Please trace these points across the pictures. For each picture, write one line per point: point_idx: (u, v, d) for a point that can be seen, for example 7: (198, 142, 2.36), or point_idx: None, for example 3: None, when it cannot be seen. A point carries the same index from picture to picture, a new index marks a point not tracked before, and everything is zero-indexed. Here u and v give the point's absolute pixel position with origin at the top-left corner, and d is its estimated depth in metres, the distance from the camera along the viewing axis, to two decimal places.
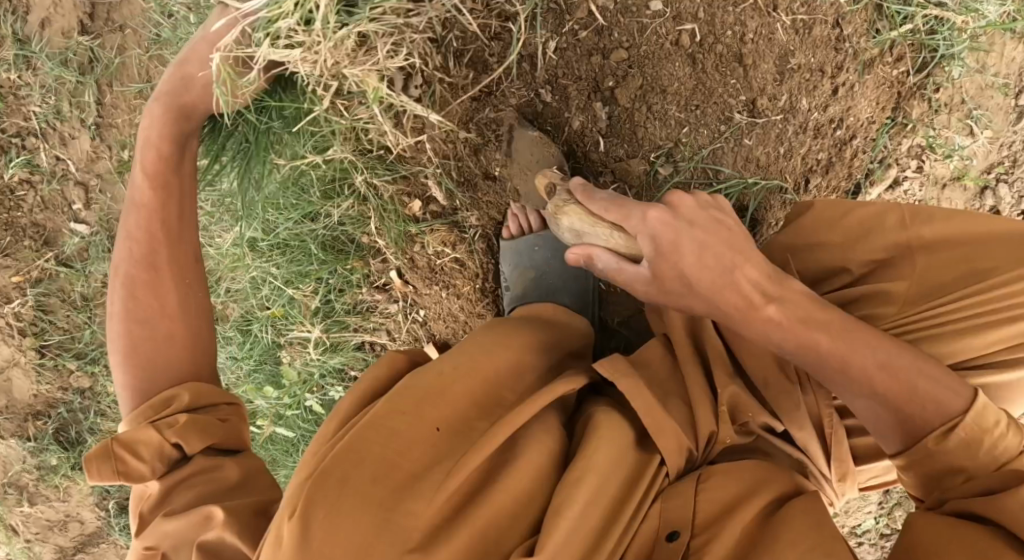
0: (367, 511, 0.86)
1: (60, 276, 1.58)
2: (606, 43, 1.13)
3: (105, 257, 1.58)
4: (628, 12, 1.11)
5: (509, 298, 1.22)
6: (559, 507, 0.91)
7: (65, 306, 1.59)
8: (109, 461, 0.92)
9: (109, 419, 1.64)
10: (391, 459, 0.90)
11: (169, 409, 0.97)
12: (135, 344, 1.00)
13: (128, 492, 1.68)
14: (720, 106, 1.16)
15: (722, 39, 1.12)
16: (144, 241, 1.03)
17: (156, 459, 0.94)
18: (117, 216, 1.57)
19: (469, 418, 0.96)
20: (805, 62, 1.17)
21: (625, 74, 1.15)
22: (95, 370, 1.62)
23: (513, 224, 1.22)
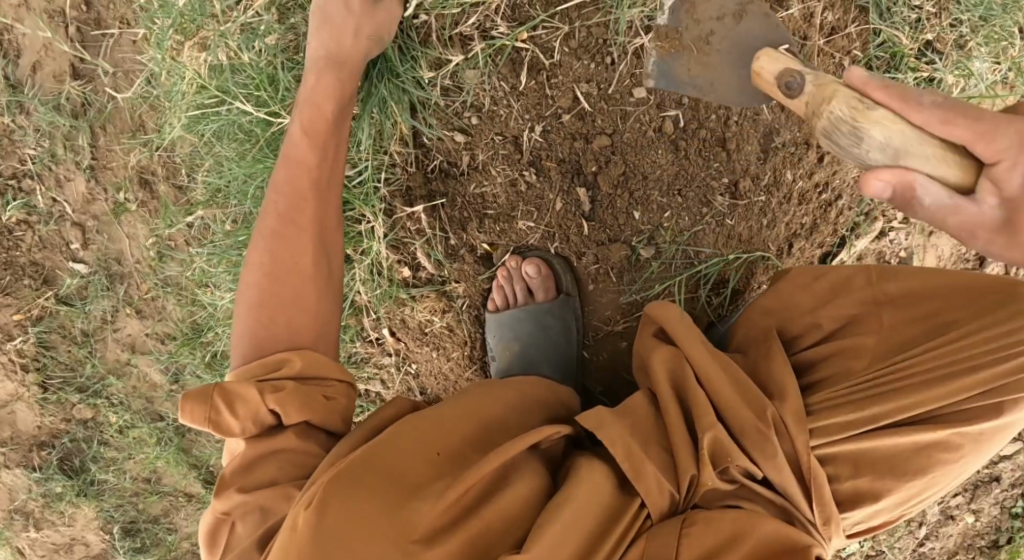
0: (380, 503, 0.91)
1: (60, 313, 1.61)
2: (589, 128, 1.20)
3: (105, 295, 1.61)
4: (613, 101, 1.18)
5: (495, 369, 1.29)
6: (550, 518, 0.95)
7: (66, 342, 1.63)
8: (206, 404, 0.97)
9: (112, 447, 1.70)
10: (403, 468, 0.95)
11: (281, 371, 1.02)
12: (258, 311, 1.06)
13: (130, 516, 1.75)
14: (701, 189, 1.21)
15: (705, 124, 1.18)
16: (286, 253, 1.08)
17: (251, 418, 0.98)
18: (114, 255, 1.60)
19: (472, 445, 1.02)
20: (791, 138, 1.20)
21: (607, 160, 1.21)
22: (97, 402, 1.67)
23: (498, 296, 1.29)
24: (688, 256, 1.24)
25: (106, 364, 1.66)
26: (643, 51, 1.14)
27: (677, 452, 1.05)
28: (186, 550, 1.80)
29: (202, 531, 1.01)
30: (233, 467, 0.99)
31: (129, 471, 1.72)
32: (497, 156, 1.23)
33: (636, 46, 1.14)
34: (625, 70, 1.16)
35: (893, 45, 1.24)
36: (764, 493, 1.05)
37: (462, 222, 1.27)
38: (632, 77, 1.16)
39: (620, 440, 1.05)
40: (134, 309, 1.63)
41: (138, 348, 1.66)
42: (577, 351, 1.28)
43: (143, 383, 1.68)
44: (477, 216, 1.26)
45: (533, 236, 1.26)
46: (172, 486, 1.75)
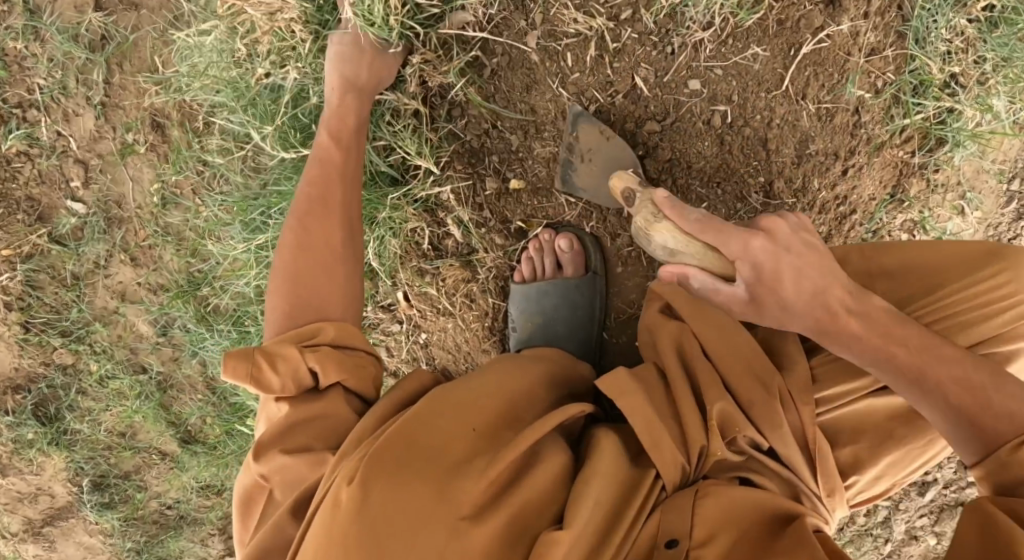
0: (423, 481, 0.90)
1: (51, 253, 1.56)
2: (641, 113, 1.25)
3: (100, 239, 1.56)
4: (667, 89, 1.23)
5: (515, 339, 1.31)
6: (579, 500, 0.94)
7: (54, 283, 1.57)
8: (248, 362, 1.01)
9: (89, 397, 1.65)
10: (440, 444, 0.94)
11: (315, 339, 1.06)
12: (298, 285, 1.10)
13: (101, 470, 1.70)
14: (739, 185, 1.26)
15: (750, 122, 1.23)
16: (320, 217, 1.14)
17: (291, 376, 1.02)
18: (115, 198, 1.55)
19: (501, 423, 1.00)
20: (822, 147, 1.24)
21: (655, 146, 1.27)
22: (79, 348, 1.61)
23: (527, 267, 1.32)
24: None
25: (93, 311, 1.60)
26: (703, 45, 1.20)
27: (690, 424, 1.02)
28: (153, 510, 1.75)
29: (238, 496, 1.04)
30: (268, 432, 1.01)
31: (104, 424, 1.67)
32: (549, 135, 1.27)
33: (697, 39, 1.20)
34: (684, 61, 1.21)
35: (924, 72, 1.26)
36: (772, 465, 1.04)
37: (503, 192, 1.31)
38: (689, 69, 1.22)
39: (636, 413, 1.03)
40: (129, 256, 1.58)
41: (129, 296, 1.61)
42: (599, 330, 1.30)
43: (130, 333, 1.63)
44: (515, 189, 1.31)
45: (570, 212, 1.31)
46: (147, 443, 1.70)
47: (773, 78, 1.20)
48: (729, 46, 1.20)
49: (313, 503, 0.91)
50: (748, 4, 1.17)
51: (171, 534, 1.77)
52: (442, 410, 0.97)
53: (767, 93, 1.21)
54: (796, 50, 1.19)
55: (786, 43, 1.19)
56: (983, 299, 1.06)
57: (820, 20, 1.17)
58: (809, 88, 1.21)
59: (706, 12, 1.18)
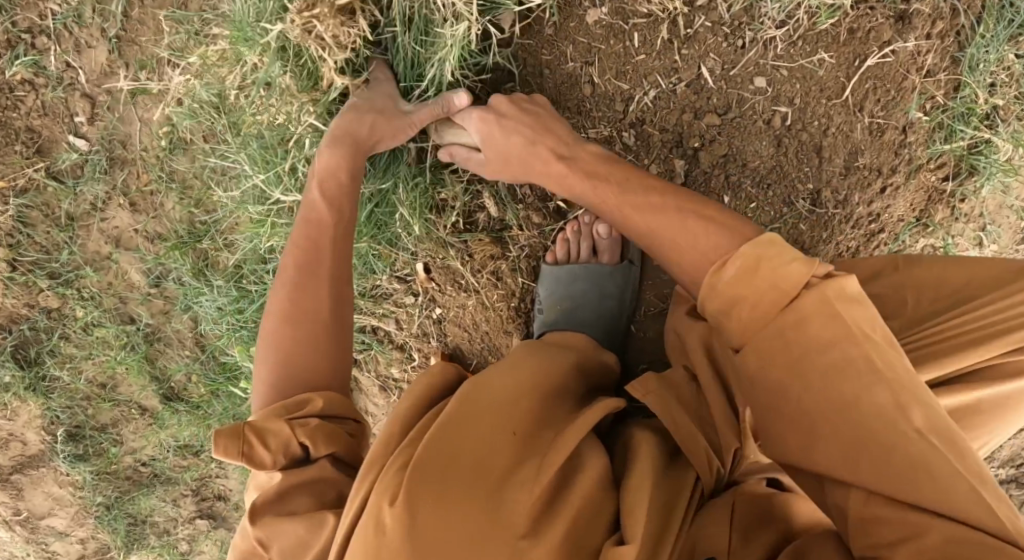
0: (473, 495, 0.86)
1: (47, 189, 1.48)
2: (701, 104, 1.21)
3: (100, 179, 1.48)
4: (733, 83, 1.19)
5: (539, 322, 1.28)
6: (632, 503, 0.91)
7: (47, 222, 1.50)
8: (240, 441, 0.94)
9: (73, 343, 1.58)
10: (481, 453, 0.90)
11: (305, 409, 1.00)
12: (284, 354, 1.05)
13: (78, 420, 1.63)
14: (788, 191, 1.23)
15: (808, 128, 1.20)
16: (309, 280, 1.09)
17: (284, 450, 0.96)
18: (120, 138, 1.47)
19: (539, 425, 0.96)
20: (869, 161, 1.21)
21: (711, 139, 1.22)
22: (66, 292, 1.54)
23: (561, 249, 1.29)
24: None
25: (85, 255, 1.53)
26: (774, 44, 1.17)
27: (724, 432, 1.01)
28: (127, 466, 1.69)
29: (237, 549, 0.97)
30: (265, 498, 0.95)
31: (85, 373, 1.60)
32: (599, 121, 1.23)
33: (768, 36, 1.16)
34: (753, 58, 1.18)
35: (972, 101, 1.22)
36: (792, 468, 1.06)
37: None
38: (757, 66, 1.18)
39: (674, 419, 1.04)
40: (128, 200, 1.50)
41: (123, 243, 1.53)
42: (625, 321, 1.28)
43: (121, 281, 1.55)
44: None
45: None
46: (127, 396, 1.63)
47: (835, 85, 1.18)
48: (798, 48, 1.17)
49: (354, 523, 0.87)
50: (828, 7, 1.14)
51: (143, 492, 1.71)
52: (478, 414, 0.93)
53: (828, 99, 1.18)
54: (861, 62, 1.16)
55: (853, 53, 1.16)
56: (1000, 307, 0.99)
57: (888, 35, 1.15)
58: (866, 102, 1.18)
59: (781, 8, 1.14)
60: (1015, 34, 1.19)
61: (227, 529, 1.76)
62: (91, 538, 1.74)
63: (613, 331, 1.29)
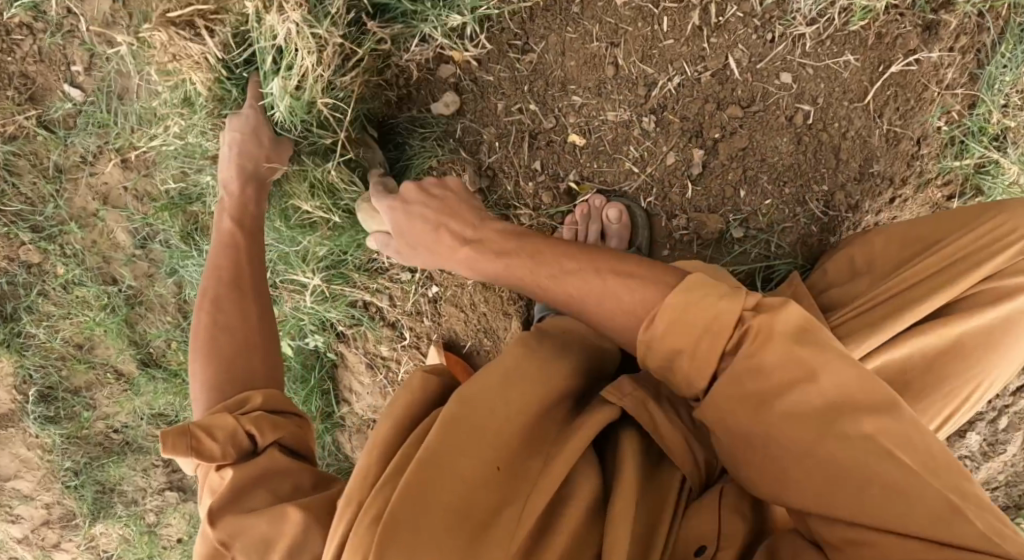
0: (449, 553, 0.79)
1: (37, 138, 1.43)
2: (726, 95, 1.20)
3: (93, 131, 1.43)
4: (759, 77, 1.19)
5: (541, 304, 1.26)
6: (613, 543, 0.85)
7: (35, 172, 1.44)
8: (188, 436, 0.91)
9: (51, 301, 1.52)
10: (460, 500, 0.83)
11: (249, 404, 0.98)
12: (219, 359, 1.03)
13: (51, 381, 1.57)
14: (802, 189, 1.22)
15: (828, 128, 1.19)
16: (237, 300, 1.10)
17: (230, 439, 0.93)
18: (118, 90, 1.42)
19: (523, 455, 0.89)
20: (884, 170, 1.21)
21: (732, 131, 1.21)
22: (48, 248, 1.48)
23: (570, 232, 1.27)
24: (765, 249, 1.25)
25: (71, 210, 1.48)
26: (803, 41, 1.17)
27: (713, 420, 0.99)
28: (98, 432, 1.63)
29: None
30: (219, 498, 0.88)
31: (62, 332, 1.54)
32: (621, 105, 1.23)
33: (798, 33, 1.17)
34: (780, 53, 1.18)
35: (985, 119, 1.20)
36: None
37: (559, 149, 1.26)
38: (783, 61, 1.18)
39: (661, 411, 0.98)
40: (119, 156, 1.45)
41: (112, 200, 1.48)
42: None
43: (106, 241, 1.50)
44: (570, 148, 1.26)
45: (629, 183, 1.26)
46: (103, 360, 1.58)
47: (858, 89, 1.18)
48: (825, 48, 1.17)
49: None
50: (862, 8, 1.15)
51: (113, 459, 1.65)
52: (455, 454, 0.84)
53: (850, 101, 1.18)
54: (885, 68, 1.17)
55: (878, 59, 1.17)
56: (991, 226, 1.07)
57: (915, 43, 1.16)
58: (886, 108, 1.19)
59: (815, 6, 1.15)
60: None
61: (197, 503, 1.71)
62: (56, 505, 1.68)
63: None
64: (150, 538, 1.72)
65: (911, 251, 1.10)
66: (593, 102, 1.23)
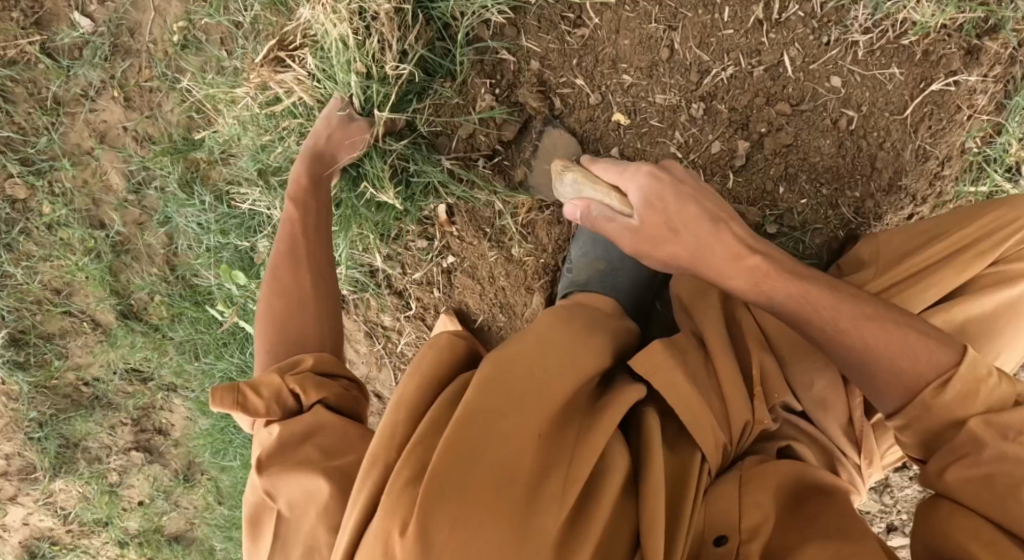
0: (498, 519, 0.72)
1: (38, 66, 1.35)
2: (776, 92, 1.21)
3: (99, 65, 1.35)
4: (811, 77, 1.20)
5: (568, 280, 1.23)
6: (652, 522, 0.80)
7: (31, 101, 1.37)
8: (235, 390, 0.91)
9: (33, 241, 1.43)
10: (505, 460, 0.76)
11: (299, 367, 0.97)
12: (275, 321, 1.04)
13: (24, 325, 1.49)
14: (836, 192, 1.23)
15: (869, 136, 1.20)
16: (288, 263, 1.08)
17: (276, 399, 0.92)
18: (129, 25, 1.34)
19: (565, 420, 0.82)
20: (913, 186, 1.22)
21: (779, 127, 1.21)
22: (36, 184, 1.40)
23: None
24: (795, 249, 1.26)
25: (64, 146, 1.39)
26: (855, 48, 1.18)
27: (732, 400, 0.94)
28: (68, 383, 1.54)
29: (245, 515, 0.89)
30: (267, 451, 0.88)
31: (41, 275, 1.45)
32: (670, 89, 1.22)
33: (851, 40, 1.18)
34: (834, 56, 1.19)
35: (1005, 148, 1.20)
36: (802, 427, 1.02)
37: (591, 128, 1.26)
38: (835, 65, 1.19)
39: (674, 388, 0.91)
40: (123, 94, 1.37)
41: (109, 140, 1.40)
42: (654, 296, 1.23)
43: (98, 182, 1.41)
44: (602, 125, 1.25)
45: None
46: (81, 308, 1.49)
47: (900, 102, 1.19)
48: (875, 57, 1.18)
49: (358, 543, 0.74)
50: (915, 25, 1.16)
51: (81, 413, 1.56)
52: (499, 413, 0.78)
53: (892, 112, 1.19)
54: (926, 85, 1.18)
55: (921, 75, 1.18)
56: (1004, 220, 1.02)
57: (957, 65, 1.17)
58: (923, 123, 1.20)
59: (871, 16, 1.17)
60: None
61: (163, 466, 1.63)
62: (16, 455, 1.60)
63: (641, 306, 1.22)
64: (111, 498, 1.64)
65: (914, 243, 1.05)
66: (636, 82, 1.23)
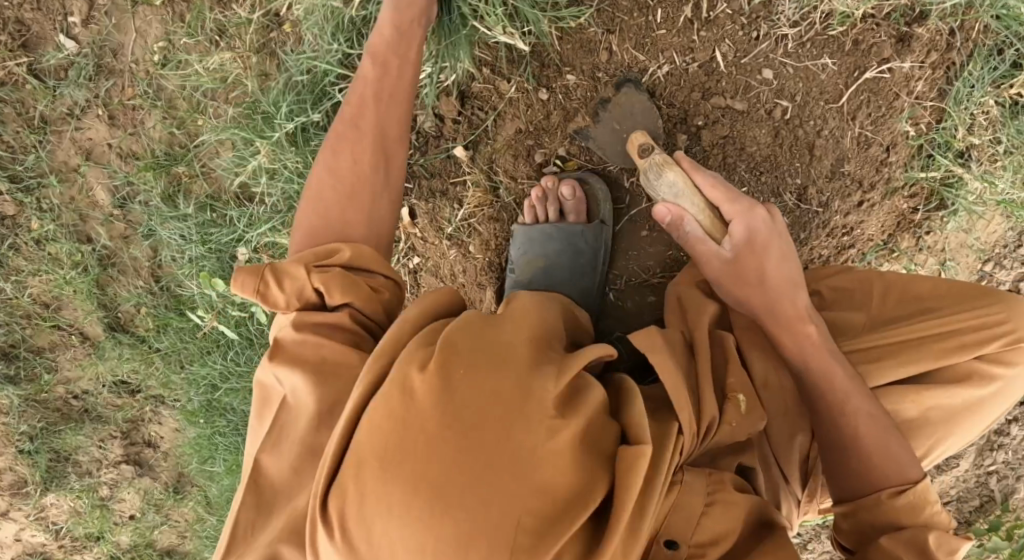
0: (515, 366, 0.76)
1: (25, 86, 1.41)
2: (711, 85, 1.25)
3: (83, 85, 1.41)
4: (743, 70, 1.24)
5: (512, 280, 1.27)
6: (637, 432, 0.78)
7: (20, 121, 1.42)
8: (256, 278, 0.90)
9: (22, 256, 1.48)
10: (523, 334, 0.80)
11: (333, 257, 0.95)
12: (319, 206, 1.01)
13: (15, 339, 1.53)
14: (778, 181, 1.27)
15: (804, 126, 1.25)
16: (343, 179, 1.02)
17: (297, 294, 0.91)
18: (112, 46, 1.40)
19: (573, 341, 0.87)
20: (854, 173, 1.26)
21: (714, 120, 1.26)
22: (25, 200, 1.45)
23: (530, 214, 1.29)
24: None
25: (52, 163, 1.45)
26: (785, 41, 1.23)
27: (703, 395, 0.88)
28: (58, 396, 1.58)
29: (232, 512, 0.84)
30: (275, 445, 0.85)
31: (30, 289, 1.50)
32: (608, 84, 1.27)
33: (781, 34, 1.23)
34: (764, 50, 1.24)
35: (952, 134, 1.25)
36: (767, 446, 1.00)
37: (541, 128, 1.30)
38: (766, 59, 1.24)
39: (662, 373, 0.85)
40: (107, 113, 1.42)
41: (94, 156, 1.45)
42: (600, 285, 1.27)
43: (84, 198, 1.46)
44: (550, 125, 1.30)
45: (612, 163, 1.29)
46: (70, 321, 1.53)
47: (834, 91, 1.24)
48: (806, 50, 1.23)
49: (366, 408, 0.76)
50: (840, 15, 1.21)
51: (71, 427, 1.59)
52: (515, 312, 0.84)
53: (825, 101, 1.24)
54: (858, 74, 1.23)
55: (854, 64, 1.23)
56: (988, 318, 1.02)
57: (888, 53, 1.22)
58: (859, 113, 1.24)
59: (798, 10, 1.22)
60: (997, 80, 1.23)
61: (152, 479, 1.66)
62: (8, 470, 1.63)
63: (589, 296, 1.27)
64: (102, 512, 1.67)
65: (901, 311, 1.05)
66: (578, 79, 1.27)
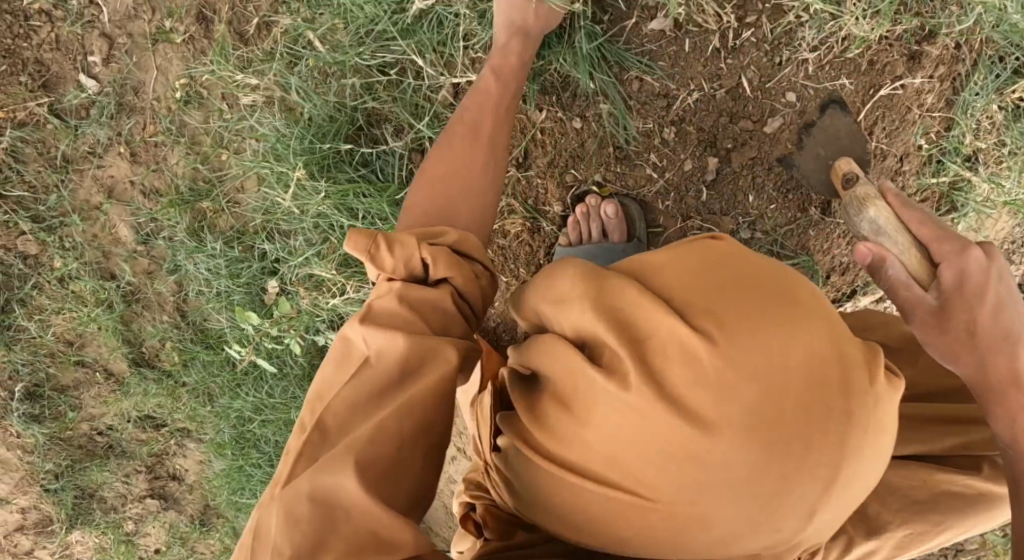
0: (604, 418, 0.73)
1: (47, 126, 1.41)
2: (738, 110, 1.28)
3: (105, 123, 1.41)
4: (767, 95, 1.27)
5: None
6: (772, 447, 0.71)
7: (41, 161, 1.42)
8: (369, 239, 0.89)
9: (45, 295, 1.47)
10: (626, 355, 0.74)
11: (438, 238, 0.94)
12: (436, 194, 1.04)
13: (38, 378, 1.52)
14: (803, 196, 1.29)
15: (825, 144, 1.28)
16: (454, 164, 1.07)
17: (406, 260, 0.90)
18: (134, 84, 1.41)
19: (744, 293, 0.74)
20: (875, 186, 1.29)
21: (743, 142, 1.29)
22: (47, 239, 1.45)
23: (575, 231, 1.35)
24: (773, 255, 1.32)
25: (74, 202, 1.45)
26: (806, 65, 1.26)
27: None
28: (83, 433, 1.57)
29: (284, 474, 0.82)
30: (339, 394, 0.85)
31: (53, 327, 1.50)
32: (637, 113, 1.30)
33: (802, 58, 1.25)
34: (787, 74, 1.26)
35: (959, 140, 1.28)
36: None
37: (574, 156, 1.33)
38: (789, 82, 1.27)
39: None
40: (129, 150, 1.43)
41: (117, 194, 1.45)
42: None
43: (107, 235, 1.47)
44: (585, 151, 1.33)
45: (649, 187, 1.33)
46: (94, 359, 1.53)
47: (851, 108, 1.27)
48: (825, 72, 1.26)
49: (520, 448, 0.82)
50: (857, 38, 1.23)
51: (97, 463, 1.59)
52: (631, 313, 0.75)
53: (850, 119, 1.27)
54: (873, 92, 1.26)
55: (869, 83, 1.26)
56: None
57: (901, 70, 1.25)
58: (876, 127, 1.27)
59: (816, 35, 1.24)
60: (1000, 88, 1.25)
61: (178, 512, 1.65)
62: (33, 509, 1.62)
63: None
64: (128, 548, 1.66)
65: None
66: (609, 109, 1.29)
